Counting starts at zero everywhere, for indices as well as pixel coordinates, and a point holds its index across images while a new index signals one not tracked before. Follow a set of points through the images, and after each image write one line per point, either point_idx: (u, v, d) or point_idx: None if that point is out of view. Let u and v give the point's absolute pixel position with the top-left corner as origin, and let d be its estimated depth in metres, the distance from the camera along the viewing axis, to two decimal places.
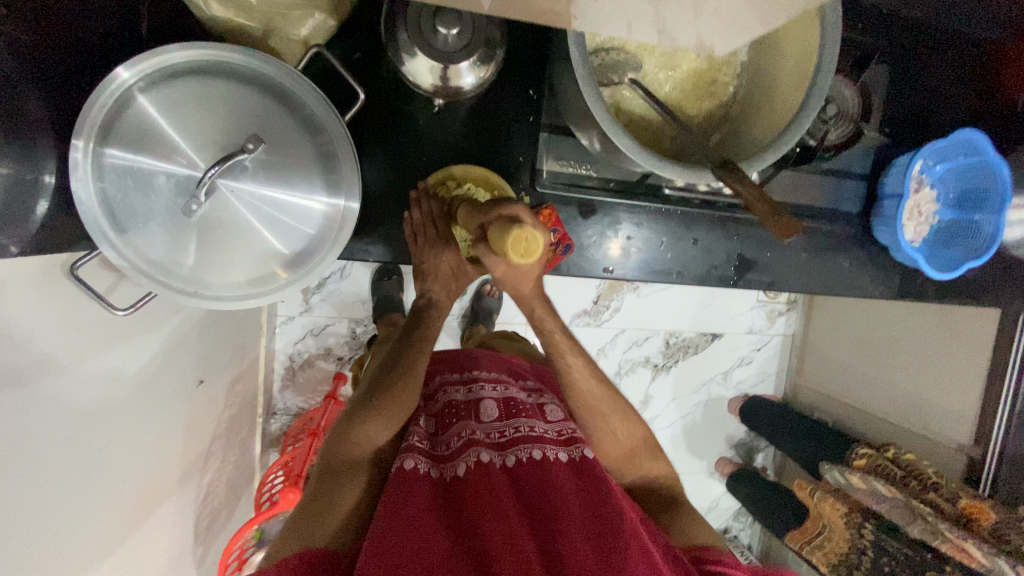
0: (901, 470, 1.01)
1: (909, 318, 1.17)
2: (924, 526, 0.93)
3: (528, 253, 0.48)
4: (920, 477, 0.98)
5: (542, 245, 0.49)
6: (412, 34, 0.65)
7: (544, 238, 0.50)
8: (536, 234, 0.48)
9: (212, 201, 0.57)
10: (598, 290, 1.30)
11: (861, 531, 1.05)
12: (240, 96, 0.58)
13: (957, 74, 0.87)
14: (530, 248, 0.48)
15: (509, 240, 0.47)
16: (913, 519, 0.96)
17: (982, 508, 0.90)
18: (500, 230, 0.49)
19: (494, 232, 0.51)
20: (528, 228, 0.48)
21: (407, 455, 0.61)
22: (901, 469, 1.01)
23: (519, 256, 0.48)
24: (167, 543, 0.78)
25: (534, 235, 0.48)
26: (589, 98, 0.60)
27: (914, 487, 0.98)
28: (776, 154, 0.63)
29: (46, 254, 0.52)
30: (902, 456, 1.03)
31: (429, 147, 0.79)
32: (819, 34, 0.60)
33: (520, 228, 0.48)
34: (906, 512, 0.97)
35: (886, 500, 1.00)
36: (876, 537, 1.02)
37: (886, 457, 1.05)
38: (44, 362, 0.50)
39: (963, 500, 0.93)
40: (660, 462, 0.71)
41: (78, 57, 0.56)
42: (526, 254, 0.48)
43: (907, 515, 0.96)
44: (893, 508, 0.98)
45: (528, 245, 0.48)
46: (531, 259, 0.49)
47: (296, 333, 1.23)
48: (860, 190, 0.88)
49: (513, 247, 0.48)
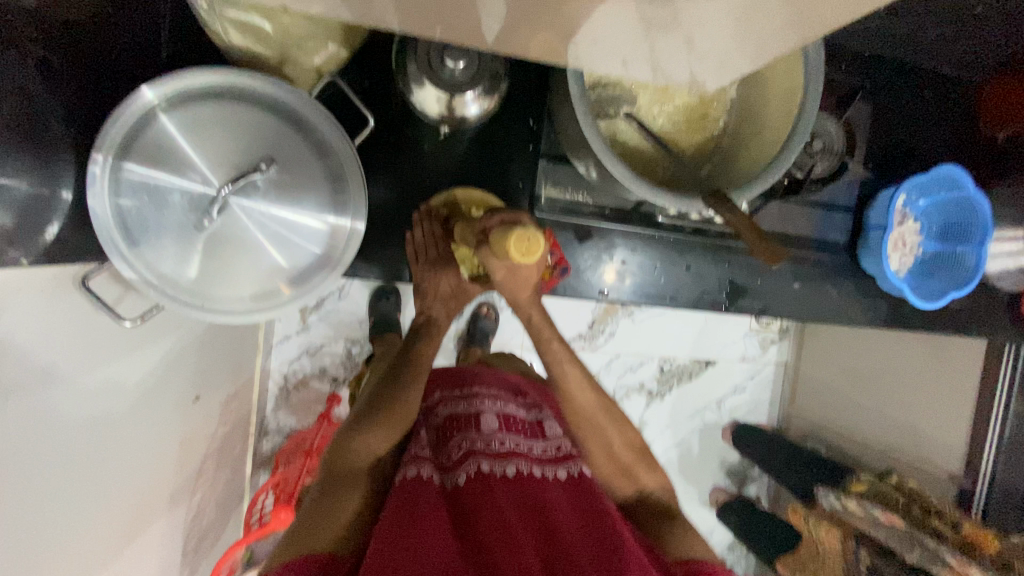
0: (903, 497, 1.01)
1: (899, 347, 1.19)
2: (922, 552, 0.92)
3: (528, 252, 0.54)
4: (923, 506, 0.99)
5: (541, 247, 0.55)
6: (420, 66, 0.68)
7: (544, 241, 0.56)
8: (537, 235, 0.54)
9: (225, 217, 0.59)
10: (594, 315, 1.32)
11: (856, 556, 1.04)
12: (256, 120, 0.61)
13: (937, 110, 0.92)
14: (531, 247, 0.54)
15: (514, 235, 0.53)
16: (911, 546, 0.95)
17: (988, 537, 0.91)
18: (505, 229, 0.55)
19: (495, 234, 0.56)
20: (530, 230, 0.54)
21: (410, 464, 0.63)
22: (903, 496, 1.01)
23: (520, 254, 0.54)
24: (156, 560, 0.78)
25: (535, 236, 0.54)
26: (585, 129, 0.63)
27: (917, 514, 0.98)
28: (764, 184, 0.65)
29: (58, 266, 0.54)
30: (902, 483, 1.04)
31: (432, 171, 0.81)
32: (804, 73, 0.64)
33: (523, 229, 0.54)
34: (904, 538, 0.95)
35: (883, 526, 0.98)
36: (872, 562, 1.01)
37: (886, 484, 1.05)
38: (47, 372, 0.51)
39: (968, 528, 0.94)
40: (650, 483, 0.73)
41: (101, 79, 0.59)
42: (527, 252, 0.54)
43: (904, 541, 0.95)
44: (891, 534, 0.97)
45: (528, 245, 0.54)
46: (531, 259, 0.55)
47: (292, 351, 1.24)
48: (847, 221, 0.91)
49: (516, 245, 0.54)
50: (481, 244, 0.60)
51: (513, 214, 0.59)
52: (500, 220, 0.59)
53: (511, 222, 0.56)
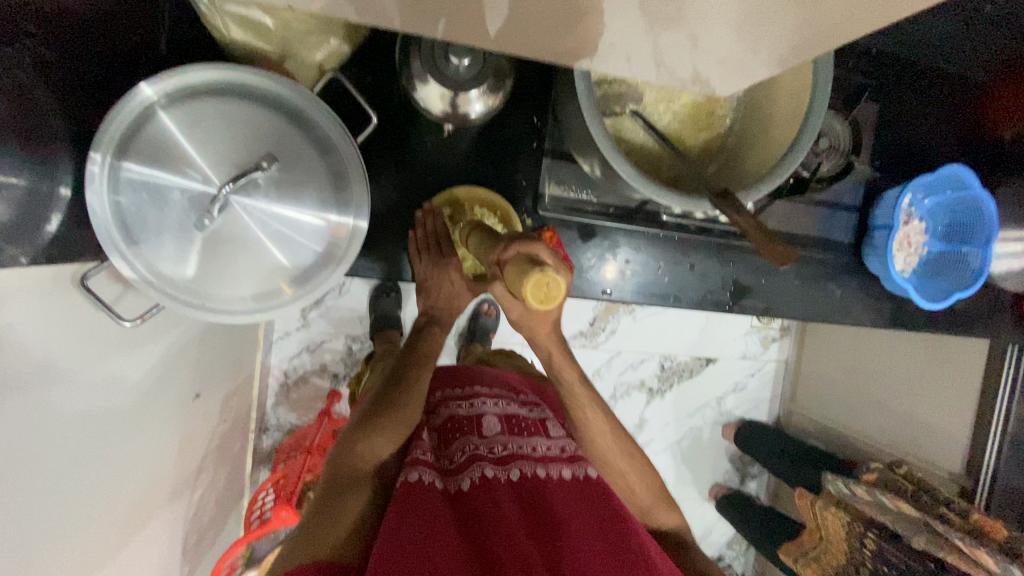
0: (913, 486, 1.01)
1: (902, 346, 1.18)
2: (928, 536, 0.92)
3: (547, 298, 0.47)
4: (930, 494, 0.98)
5: (563, 290, 0.48)
6: (425, 63, 0.68)
7: (566, 282, 0.48)
8: (559, 278, 0.47)
9: (225, 216, 0.58)
10: (595, 312, 1.32)
11: (862, 539, 1.02)
12: (257, 117, 0.60)
13: (943, 110, 0.91)
14: (551, 293, 0.47)
15: (530, 281, 0.46)
16: (917, 531, 0.94)
17: (996, 525, 0.89)
18: (520, 270, 0.47)
19: (512, 276, 0.48)
20: (550, 272, 0.46)
21: (411, 468, 0.62)
22: (913, 485, 1.01)
23: (539, 300, 0.47)
24: (156, 558, 0.77)
25: (557, 280, 0.46)
26: (592, 127, 0.63)
27: (925, 502, 0.97)
28: (772, 185, 0.65)
29: (56, 265, 0.53)
30: (913, 474, 1.04)
31: (435, 169, 0.81)
32: (812, 73, 0.63)
33: (542, 272, 0.46)
34: (912, 522, 0.95)
35: (891, 511, 0.98)
36: (878, 546, 0.99)
37: (896, 472, 1.05)
38: (45, 370, 0.50)
39: (976, 516, 0.92)
40: (652, 484, 0.73)
41: (98, 74, 0.58)
42: (546, 299, 0.47)
43: (912, 526, 0.95)
44: (898, 519, 0.97)
45: (549, 290, 0.47)
46: (551, 305, 0.47)
47: (292, 348, 1.24)
48: (852, 220, 0.90)
49: (533, 291, 0.47)
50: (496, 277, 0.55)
51: (531, 248, 0.51)
52: (516, 255, 0.52)
53: (530, 261, 0.49)
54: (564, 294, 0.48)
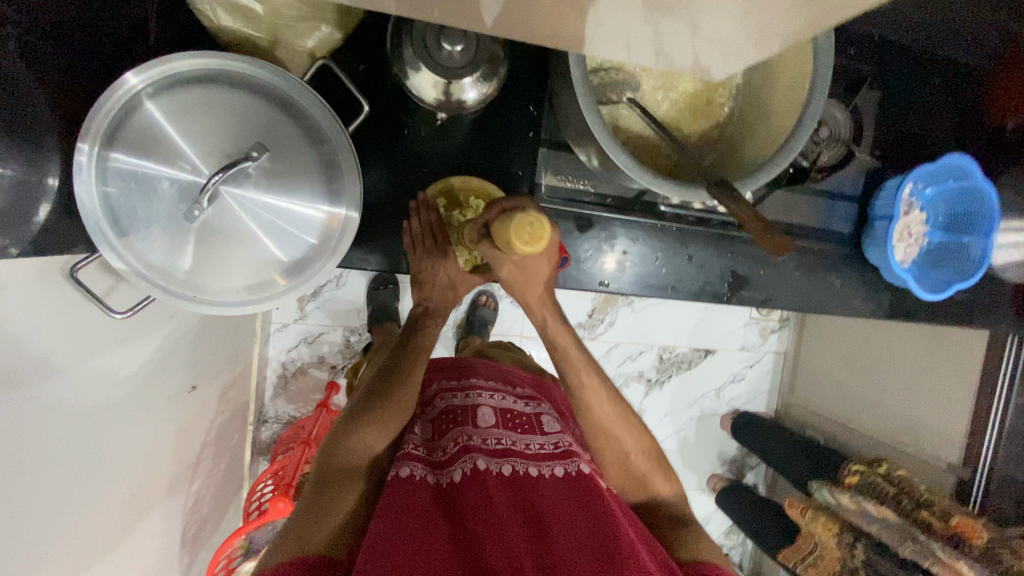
0: (894, 488, 1.01)
1: (901, 337, 1.18)
2: (914, 546, 0.92)
3: (533, 238, 0.51)
4: (912, 497, 0.98)
5: (549, 233, 0.52)
6: (417, 50, 0.67)
7: (549, 227, 0.53)
8: (542, 221, 0.51)
9: (215, 207, 0.58)
10: (594, 303, 1.31)
11: (852, 549, 1.05)
12: (247, 105, 0.59)
13: (945, 97, 0.90)
14: (535, 235, 0.51)
15: (515, 223, 0.50)
16: (903, 540, 0.94)
17: (975, 528, 0.89)
18: (506, 219, 0.52)
19: (498, 226, 0.53)
20: (533, 213, 0.51)
21: (402, 463, 0.62)
22: (893, 487, 1.01)
23: (523, 243, 0.51)
24: (155, 549, 0.77)
25: (540, 222, 0.51)
26: (588, 115, 0.62)
27: (906, 506, 0.98)
28: (771, 174, 0.64)
29: (46, 256, 0.53)
30: (893, 473, 1.04)
31: (430, 159, 0.80)
32: (812, 59, 0.62)
33: (525, 215, 0.51)
34: (896, 532, 0.96)
35: (876, 520, 0.99)
36: (868, 557, 1.02)
37: (877, 473, 1.05)
38: (39, 363, 0.50)
39: (955, 519, 0.92)
40: (648, 474, 0.73)
41: (86, 63, 0.57)
42: (532, 239, 0.51)
43: (897, 536, 0.95)
44: (883, 529, 0.98)
45: (532, 232, 0.51)
46: (536, 248, 0.52)
47: (290, 340, 1.23)
48: (852, 211, 0.90)
49: (518, 235, 0.51)
50: (483, 238, 0.60)
51: (517, 203, 0.56)
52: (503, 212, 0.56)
53: (515, 211, 0.53)
54: (548, 239, 0.53)
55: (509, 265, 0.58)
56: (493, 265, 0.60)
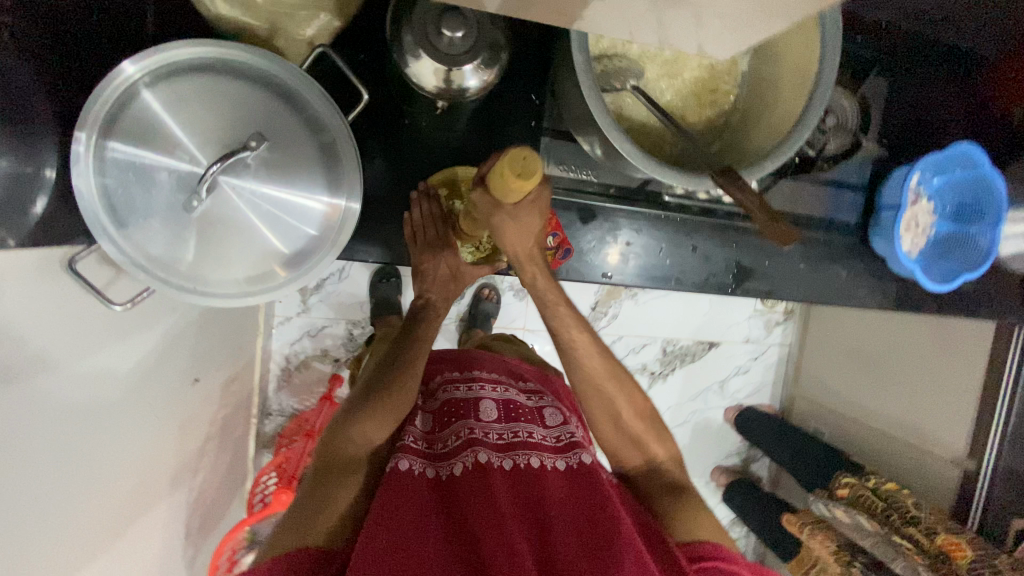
0: (883, 503, 1.03)
1: (907, 329, 1.17)
2: (904, 563, 0.95)
3: (524, 171, 0.50)
4: (900, 511, 1.00)
5: (541, 167, 0.51)
6: (417, 37, 0.65)
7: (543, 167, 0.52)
8: (532, 154, 0.50)
9: (214, 197, 0.57)
10: (597, 296, 1.30)
11: (849, 567, 1.03)
12: (245, 95, 0.58)
13: (954, 85, 0.88)
14: (527, 168, 0.50)
15: (510, 155, 0.50)
16: (894, 556, 0.97)
17: (960, 547, 0.90)
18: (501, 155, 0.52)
19: (491, 168, 0.53)
20: (527, 149, 0.51)
21: (402, 455, 0.61)
22: (883, 502, 1.03)
23: (516, 176, 0.50)
24: (159, 543, 0.78)
25: (530, 154, 0.50)
26: (591, 103, 0.61)
27: (893, 521, 1.00)
28: (776, 163, 0.63)
29: (46, 248, 0.52)
30: (881, 486, 1.06)
31: (431, 150, 0.79)
32: (820, 43, 0.61)
33: (519, 148, 0.51)
34: (886, 547, 0.99)
35: (868, 534, 1.03)
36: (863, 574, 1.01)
37: (866, 486, 1.08)
38: (41, 357, 0.50)
39: (942, 537, 0.93)
40: (650, 467, 0.72)
41: (83, 53, 0.56)
42: (524, 172, 0.50)
43: (889, 552, 0.98)
44: (875, 543, 1.01)
45: (524, 165, 0.50)
46: (528, 181, 0.50)
47: (293, 333, 1.23)
48: (859, 200, 0.88)
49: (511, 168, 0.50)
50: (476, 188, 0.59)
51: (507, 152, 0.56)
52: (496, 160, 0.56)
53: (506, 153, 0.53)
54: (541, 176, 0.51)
55: (501, 212, 0.57)
56: (484, 212, 0.59)
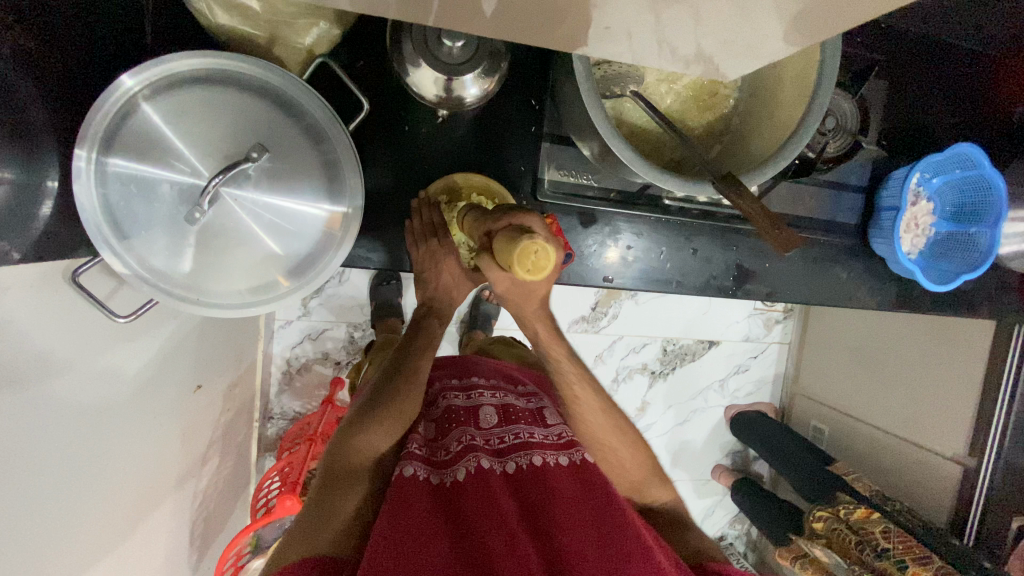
0: (855, 535, 1.05)
1: (906, 328, 1.17)
2: None
3: (536, 268, 0.48)
4: (870, 543, 1.01)
5: (553, 262, 0.49)
6: (416, 46, 0.66)
7: (555, 253, 0.50)
8: (547, 250, 0.48)
9: (216, 208, 0.57)
10: (597, 297, 1.30)
11: None
12: (246, 106, 0.58)
13: (954, 85, 0.88)
14: (540, 262, 0.48)
15: (519, 252, 0.48)
16: None
17: None
18: (512, 241, 0.49)
19: (504, 245, 0.50)
20: (539, 242, 0.48)
21: (405, 462, 0.62)
22: (854, 534, 1.05)
23: (527, 271, 0.48)
24: (163, 548, 0.78)
25: (545, 251, 0.48)
26: (591, 111, 0.61)
27: (866, 555, 1.01)
28: (776, 168, 0.63)
29: (48, 260, 0.53)
30: (854, 518, 1.06)
31: (431, 155, 0.79)
32: (820, 52, 0.61)
33: (531, 241, 0.48)
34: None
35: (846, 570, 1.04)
36: None
37: (840, 518, 1.09)
38: (43, 365, 0.50)
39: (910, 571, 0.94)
40: (651, 472, 0.72)
41: (83, 64, 0.56)
42: (534, 269, 0.48)
43: None
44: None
45: (537, 261, 0.48)
46: (539, 276, 0.49)
47: (293, 337, 1.23)
48: (859, 202, 0.88)
49: (523, 260, 0.48)
50: (486, 250, 0.56)
51: (522, 218, 0.54)
52: (510, 225, 0.53)
53: (521, 231, 0.50)
54: (553, 266, 0.50)
55: (509, 278, 0.56)
56: (494, 275, 0.58)
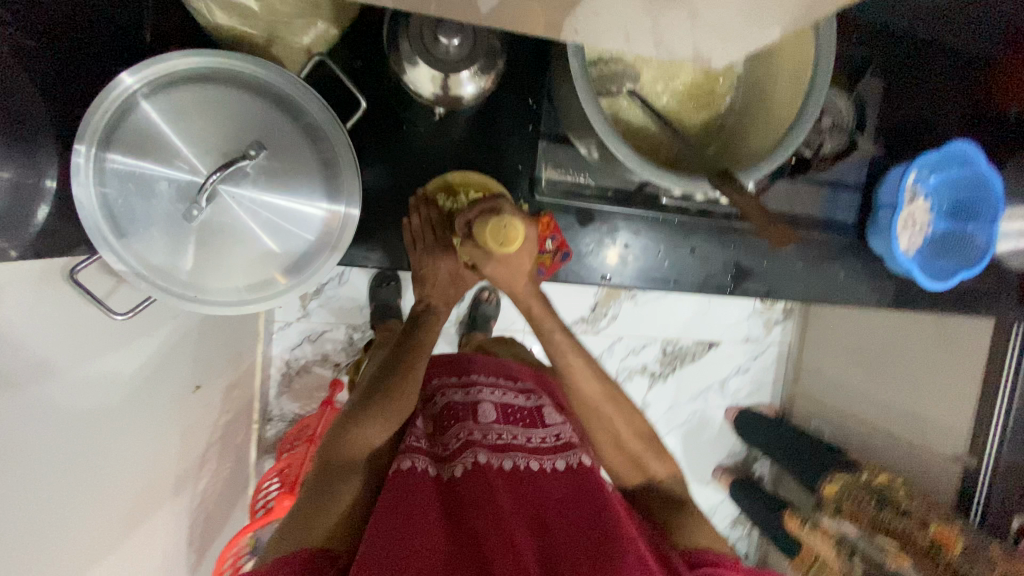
0: (874, 498, 1.02)
1: (906, 327, 1.17)
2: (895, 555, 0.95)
3: (507, 240, 0.58)
4: (892, 506, 1.00)
5: (521, 237, 0.59)
6: (413, 44, 0.66)
7: (522, 227, 0.60)
8: (512, 223, 0.58)
9: (214, 206, 0.58)
10: (596, 298, 1.30)
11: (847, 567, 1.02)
12: (244, 103, 0.58)
13: (950, 84, 0.89)
14: (509, 236, 0.58)
15: (490, 229, 0.58)
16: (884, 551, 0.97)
17: (952, 538, 0.90)
18: (484, 222, 0.59)
19: (478, 227, 0.59)
20: (506, 218, 0.58)
21: (404, 456, 0.62)
22: (873, 497, 1.03)
23: (500, 244, 0.58)
24: (161, 549, 0.77)
25: (511, 225, 0.58)
26: (587, 106, 0.61)
27: (885, 515, 0.99)
28: (772, 164, 0.63)
29: (46, 258, 0.53)
30: (874, 482, 1.05)
31: (429, 154, 0.79)
32: (815, 46, 0.61)
33: (498, 219, 0.58)
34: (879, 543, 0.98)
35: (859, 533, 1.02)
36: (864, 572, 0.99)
37: (857, 482, 1.07)
38: (38, 364, 0.49)
39: (933, 529, 0.93)
40: (651, 471, 0.71)
41: (82, 64, 0.57)
42: (506, 241, 0.58)
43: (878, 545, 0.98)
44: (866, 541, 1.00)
45: (506, 234, 0.58)
46: (512, 247, 0.59)
47: (293, 338, 1.23)
48: (855, 200, 0.89)
49: (494, 236, 0.58)
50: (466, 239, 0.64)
51: (493, 203, 0.62)
52: (482, 210, 0.62)
53: (493, 212, 0.60)
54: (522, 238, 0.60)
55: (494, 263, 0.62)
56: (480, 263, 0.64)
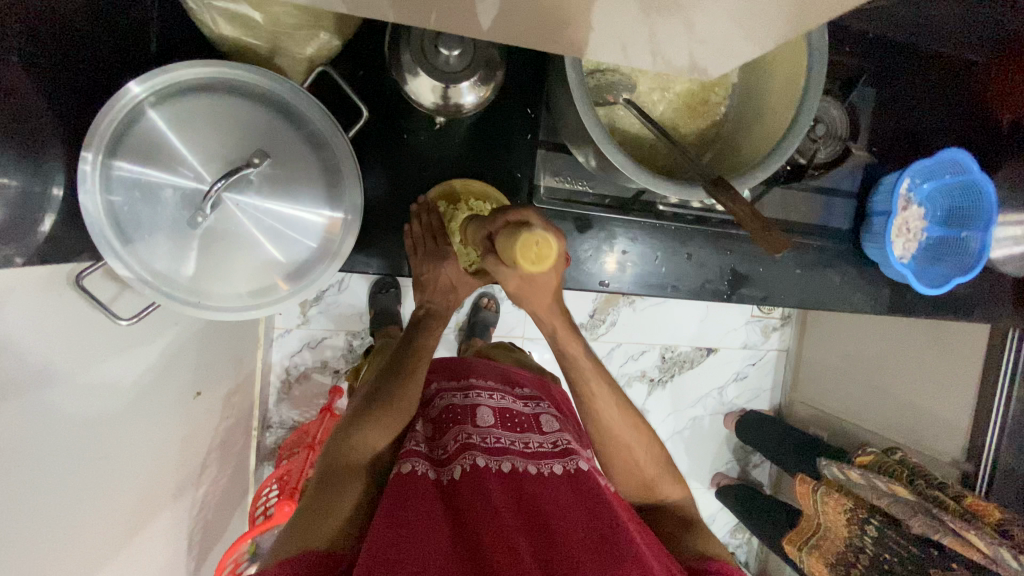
0: (906, 471, 1.02)
1: (902, 333, 1.18)
2: (924, 518, 0.91)
3: (540, 259, 0.49)
4: (926, 479, 0.99)
5: (555, 248, 0.50)
6: (414, 55, 0.67)
7: (557, 242, 0.51)
8: (547, 238, 0.49)
9: (218, 213, 0.59)
10: (595, 304, 1.31)
11: (862, 530, 1.04)
12: (248, 113, 0.60)
13: (941, 94, 0.90)
14: (541, 253, 0.49)
15: (519, 245, 0.49)
16: (914, 513, 0.93)
17: (990, 509, 0.91)
18: (512, 236, 0.50)
19: (505, 243, 0.51)
20: (539, 232, 0.49)
21: (404, 458, 0.63)
22: (906, 470, 1.02)
23: (531, 262, 0.50)
24: (160, 556, 0.77)
25: (546, 240, 0.49)
26: (584, 116, 0.62)
27: (919, 485, 0.98)
28: (767, 171, 0.64)
29: (52, 265, 0.54)
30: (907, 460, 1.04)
31: (429, 162, 0.80)
32: (807, 56, 0.62)
33: (531, 233, 0.49)
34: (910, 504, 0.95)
35: (886, 493, 0.98)
36: (880, 534, 1.01)
37: (889, 457, 1.06)
38: (39, 373, 0.50)
39: (968, 500, 0.93)
40: (649, 476, 0.72)
41: (89, 75, 0.58)
42: (538, 259, 0.50)
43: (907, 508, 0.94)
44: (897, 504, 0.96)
45: (539, 251, 0.49)
46: (543, 266, 0.50)
47: (293, 345, 1.24)
48: (849, 207, 0.90)
49: (524, 253, 0.50)
50: (488, 252, 0.58)
51: (523, 211, 0.54)
52: (507, 223, 0.54)
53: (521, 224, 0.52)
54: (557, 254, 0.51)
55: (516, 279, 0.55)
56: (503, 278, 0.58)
